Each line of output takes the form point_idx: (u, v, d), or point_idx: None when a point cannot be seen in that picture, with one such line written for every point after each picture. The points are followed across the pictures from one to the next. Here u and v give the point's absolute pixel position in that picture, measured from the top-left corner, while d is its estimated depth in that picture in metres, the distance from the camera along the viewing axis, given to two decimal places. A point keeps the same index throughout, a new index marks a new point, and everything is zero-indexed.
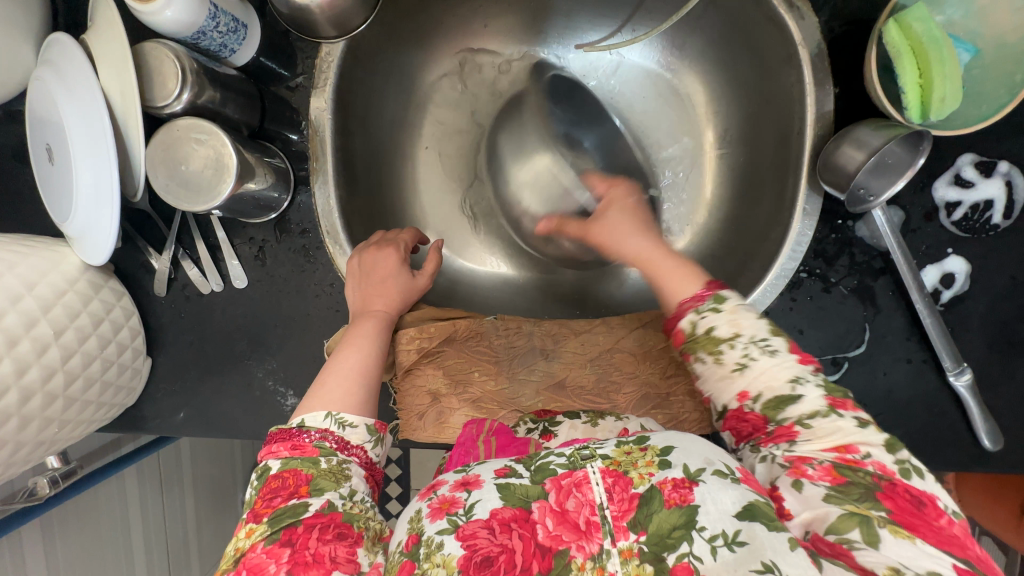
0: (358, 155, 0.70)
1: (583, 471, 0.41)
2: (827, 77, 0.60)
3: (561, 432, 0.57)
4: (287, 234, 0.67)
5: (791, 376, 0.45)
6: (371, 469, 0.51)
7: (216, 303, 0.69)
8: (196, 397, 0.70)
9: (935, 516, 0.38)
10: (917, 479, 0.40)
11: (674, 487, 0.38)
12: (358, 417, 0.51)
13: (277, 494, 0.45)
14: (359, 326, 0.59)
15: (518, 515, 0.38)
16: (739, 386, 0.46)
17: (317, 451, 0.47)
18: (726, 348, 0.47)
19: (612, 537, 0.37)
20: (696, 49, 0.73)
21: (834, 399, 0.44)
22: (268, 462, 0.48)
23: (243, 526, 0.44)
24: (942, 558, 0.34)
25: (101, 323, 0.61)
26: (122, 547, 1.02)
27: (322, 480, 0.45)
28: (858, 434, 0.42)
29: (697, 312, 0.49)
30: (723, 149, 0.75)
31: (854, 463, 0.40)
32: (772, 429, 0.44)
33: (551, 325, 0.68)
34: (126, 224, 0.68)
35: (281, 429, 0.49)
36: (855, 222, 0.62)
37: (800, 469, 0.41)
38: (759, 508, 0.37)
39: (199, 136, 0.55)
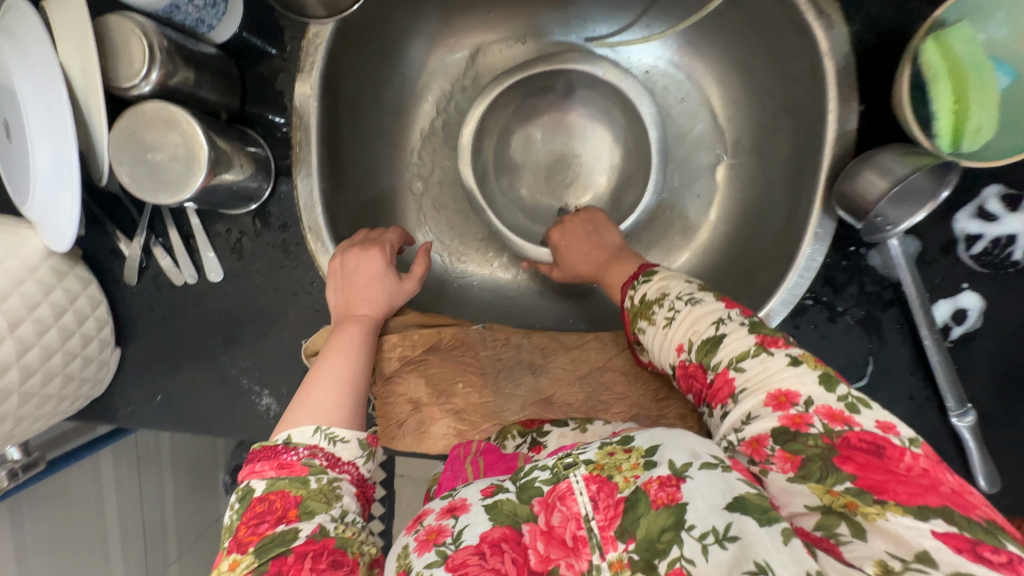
0: (346, 145, 0.66)
1: (566, 482, 0.38)
2: (852, 93, 0.56)
3: (550, 441, 0.55)
4: (267, 228, 0.63)
5: (713, 320, 0.49)
6: (364, 486, 0.48)
7: (190, 295, 0.65)
8: (166, 392, 0.67)
9: (898, 459, 0.37)
10: (863, 411, 0.41)
11: (661, 485, 0.35)
12: (350, 432, 0.48)
13: (264, 521, 0.41)
14: (351, 327, 0.56)
15: (507, 535, 0.36)
16: (673, 341, 0.51)
17: (306, 469, 0.44)
18: (656, 310, 0.54)
19: (602, 550, 0.34)
20: (714, 47, 0.68)
21: (763, 338, 0.47)
22: (251, 483, 0.44)
23: (227, 558, 0.40)
24: (920, 528, 0.33)
25: (63, 314, 0.57)
26: (95, 527, 1.01)
27: (312, 502, 0.42)
28: (791, 374, 0.44)
29: (634, 289, 0.57)
30: (734, 157, 0.70)
31: (802, 425, 0.41)
32: (711, 377, 0.48)
33: (541, 338, 0.66)
34: (95, 206, 0.64)
35: (264, 447, 0.46)
36: (868, 249, 0.58)
37: (759, 446, 0.41)
38: (750, 500, 0.34)
39: (170, 123, 0.51)
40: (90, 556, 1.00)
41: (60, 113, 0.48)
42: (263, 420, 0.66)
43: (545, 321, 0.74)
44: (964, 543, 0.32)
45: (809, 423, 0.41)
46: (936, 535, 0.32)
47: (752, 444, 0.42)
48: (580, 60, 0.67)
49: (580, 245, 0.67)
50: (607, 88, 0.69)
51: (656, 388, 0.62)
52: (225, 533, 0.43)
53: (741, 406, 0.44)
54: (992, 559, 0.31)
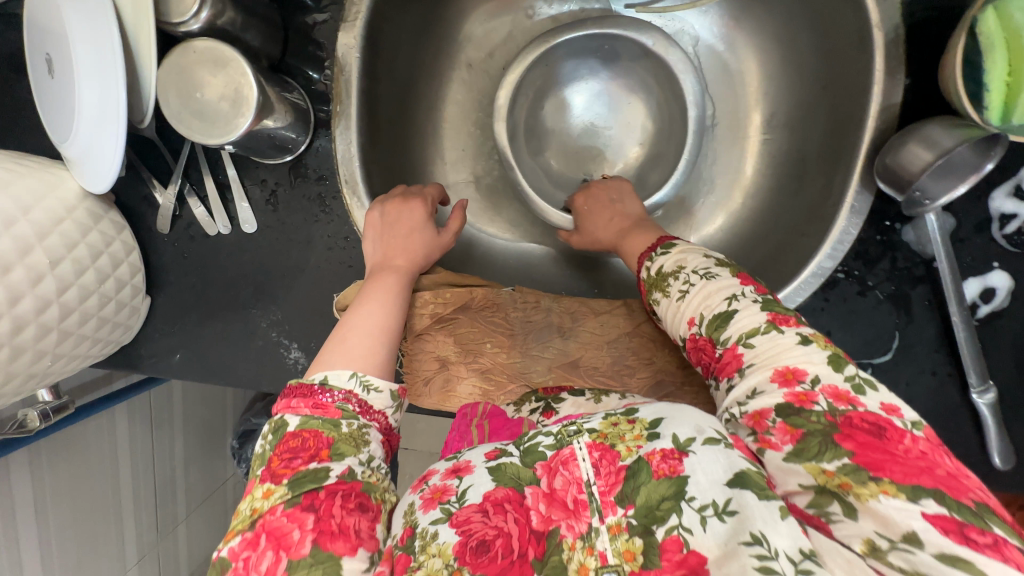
0: (384, 102, 0.66)
1: (569, 449, 0.38)
2: (898, 66, 0.56)
3: (563, 408, 0.55)
4: (302, 179, 0.63)
5: (727, 295, 0.49)
6: (389, 436, 0.49)
7: (222, 246, 0.65)
8: (195, 342, 0.67)
9: (898, 441, 0.37)
10: (869, 393, 0.41)
11: (663, 458, 0.36)
12: (384, 382, 0.49)
13: (297, 456, 0.42)
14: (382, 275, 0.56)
15: (510, 496, 0.37)
16: (685, 313, 0.52)
17: (339, 413, 0.45)
18: (671, 282, 0.54)
19: (601, 513, 0.35)
20: (757, 21, 0.68)
21: (774, 316, 0.47)
22: (286, 418, 0.45)
23: (261, 486, 0.41)
24: (909, 509, 0.33)
25: (99, 257, 0.57)
26: (111, 480, 1.02)
27: (343, 445, 0.43)
28: (800, 352, 0.44)
29: (651, 260, 0.57)
30: (768, 133, 0.70)
31: (806, 402, 0.41)
32: (719, 351, 0.48)
33: (571, 303, 0.66)
34: (130, 152, 0.64)
35: (302, 384, 0.47)
36: (903, 225, 0.59)
37: (759, 420, 0.42)
38: (750, 476, 0.35)
39: (215, 63, 0.50)
40: (104, 507, 1.01)
41: (109, 52, 0.47)
42: (291, 372, 0.66)
43: (570, 288, 0.74)
44: (953, 525, 0.32)
45: (814, 401, 0.41)
46: (924, 516, 0.32)
47: (753, 417, 0.42)
48: (629, 25, 0.67)
49: (602, 211, 0.67)
50: (648, 60, 0.69)
51: (681, 356, 0.63)
52: (257, 460, 0.44)
53: (747, 380, 0.45)
54: (979, 541, 0.31)
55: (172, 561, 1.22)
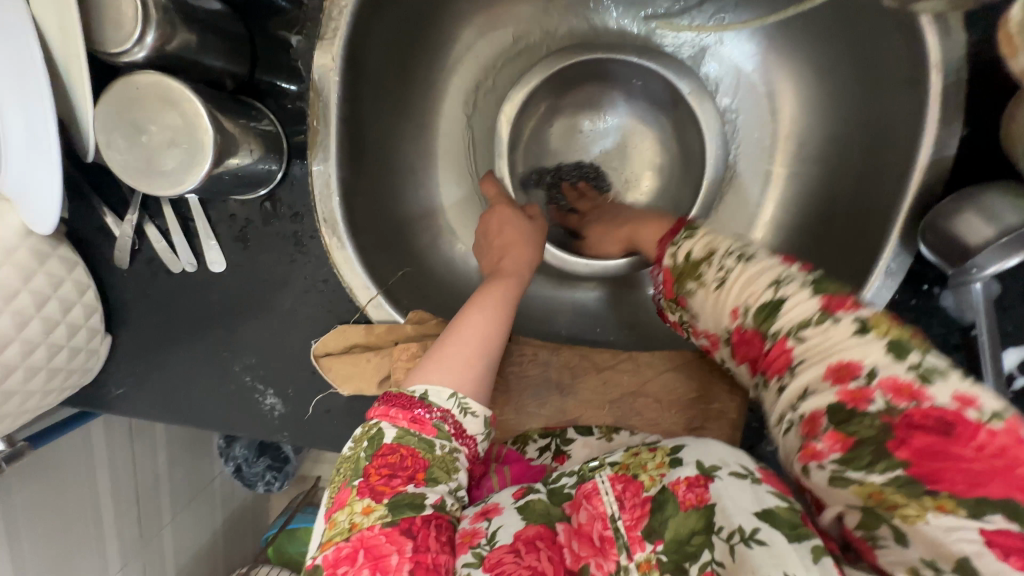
0: (369, 125, 0.59)
1: (591, 483, 0.40)
2: (956, 114, 0.48)
3: (575, 453, 0.54)
4: (277, 217, 0.57)
5: (771, 280, 0.42)
6: (473, 464, 0.45)
7: (188, 283, 0.59)
8: (157, 386, 0.61)
9: (971, 436, 0.31)
10: (938, 381, 0.34)
11: (689, 486, 0.37)
12: (480, 406, 0.45)
13: (396, 474, 0.40)
14: (492, 288, 0.53)
15: (542, 533, 0.37)
16: (725, 308, 0.44)
17: (436, 432, 0.42)
18: (705, 270, 0.46)
19: (628, 550, 0.36)
20: (794, 42, 0.60)
21: (829, 301, 0.39)
22: (382, 426, 0.43)
23: (360, 500, 0.39)
24: (964, 529, 0.29)
25: (46, 303, 0.52)
26: (89, 500, 0.95)
27: (436, 469, 0.42)
28: (855, 343, 0.36)
29: (674, 246, 0.49)
30: (796, 166, 0.63)
31: (860, 401, 0.34)
32: (768, 346, 0.40)
33: (570, 354, 0.61)
34: (81, 178, 0.58)
35: (400, 393, 0.44)
36: (941, 290, 0.54)
37: (815, 423, 0.35)
38: (782, 514, 0.33)
39: (164, 103, 0.44)
40: (83, 519, 0.95)
41: (31, 72, 0.40)
42: (267, 422, 0.59)
43: (570, 327, 0.68)
44: (1019, 543, 0.28)
45: (868, 399, 0.34)
46: (983, 535, 0.29)
47: (808, 423, 0.36)
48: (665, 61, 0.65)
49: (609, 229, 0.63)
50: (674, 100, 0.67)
51: (689, 417, 0.57)
52: (346, 469, 0.42)
53: (797, 380, 0.38)
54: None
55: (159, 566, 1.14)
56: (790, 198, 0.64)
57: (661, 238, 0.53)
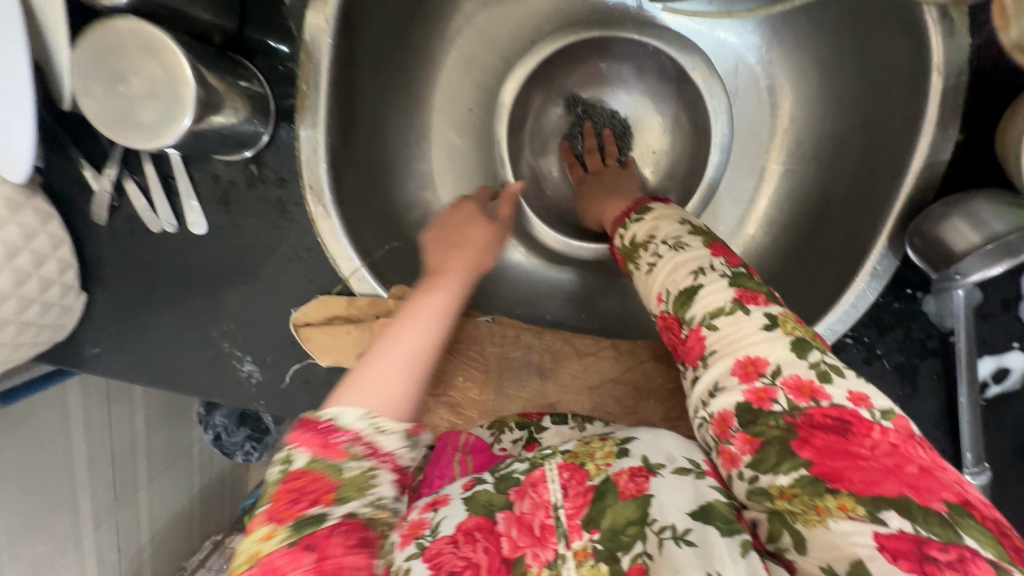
0: (361, 92, 0.57)
1: (540, 471, 0.38)
2: (953, 119, 0.49)
3: (546, 439, 0.52)
4: (261, 180, 0.56)
5: (693, 269, 0.44)
6: (405, 477, 0.39)
7: (168, 244, 0.58)
8: (131, 347, 0.60)
9: (864, 437, 0.33)
10: (835, 381, 0.37)
11: (630, 477, 0.35)
12: (397, 422, 0.38)
13: (299, 500, 0.34)
14: (428, 297, 0.45)
15: (481, 524, 0.35)
16: (653, 290, 0.47)
17: (344, 455, 0.36)
18: (642, 254, 0.49)
19: (567, 540, 0.34)
20: (801, 35, 0.59)
21: (742, 294, 0.41)
22: (294, 453, 0.36)
23: (259, 526, 0.34)
24: (860, 533, 0.29)
25: (18, 255, 0.50)
26: (61, 460, 0.94)
27: (348, 490, 0.35)
28: (762, 339, 0.39)
29: (624, 228, 0.53)
30: (791, 163, 0.63)
31: (766, 401, 0.37)
32: (685, 332, 0.43)
33: (553, 339, 0.61)
34: (59, 128, 0.56)
35: (308, 416, 0.38)
36: (924, 294, 0.54)
37: (725, 421, 0.38)
38: (717, 509, 0.33)
39: (144, 52, 0.43)
40: (54, 480, 0.93)
41: (4, 8, 0.39)
42: (243, 389, 0.59)
43: (556, 314, 0.68)
44: (909, 544, 0.28)
45: (773, 399, 0.37)
46: (876, 539, 0.29)
47: (719, 423, 0.38)
48: None
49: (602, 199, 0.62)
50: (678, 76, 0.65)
51: (667, 408, 0.57)
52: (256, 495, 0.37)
53: (709, 371, 0.40)
54: (940, 561, 0.27)
55: (132, 531, 1.13)
56: (782, 194, 0.64)
57: (617, 217, 0.56)
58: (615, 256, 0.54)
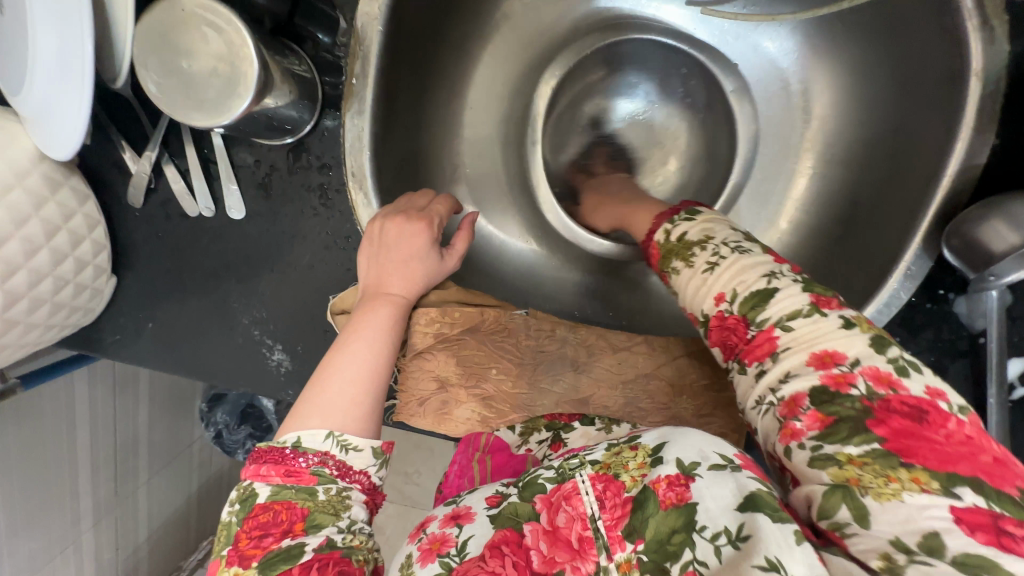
0: (404, 83, 0.57)
1: (571, 483, 0.38)
2: (989, 124, 0.50)
3: (573, 441, 0.53)
4: (302, 166, 0.55)
5: (763, 271, 0.42)
6: (372, 494, 0.43)
7: (202, 229, 0.57)
8: (161, 332, 0.59)
9: (940, 425, 0.33)
10: (913, 375, 0.35)
11: (669, 486, 0.34)
12: (364, 439, 0.42)
13: (268, 533, 0.37)
14: (361, 315, 0.47)
15: (508, 538, 0.36)
16: (712, 289, 0.44)
17: (315, 479, 0.39)
18: (696, 253, 0.46)
19: (608, 551, 0.34)
20: (835, 40, 0.60)
21: (818, 298, 0.39)
22: (255, 485, 0.39)
23: (227, 570, 0.36)
24: (938, 506, 0.29)
25: (55, 234, 0.49)
26: (66, 452, 0.92)
27: (319, 515, 0.38)
28: (842, 335, 0.37)
29: (670, 224, 0.51)
30: (822, 168, 0.64)
31: (843, 385, 0.35)
32: (752, 333, 0.41)
33: (587, 334, 0.61)
34: (99, 108, 0.55)
35: (270, 447, 0.40)
36: (956, 296, 0.55)
37: (796, 403, 0.36)
38: (762, 498, 0.31)
39: (209, 26, 0.43)
40: (59, 472, 0.91)
41: None
42: (273, 378, 0.58)
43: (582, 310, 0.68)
44: (985, 518, 0.28)
45: (851, 384, 0.35)
46: (952, 512, 0.29)
47: (787, 405, 0.37)
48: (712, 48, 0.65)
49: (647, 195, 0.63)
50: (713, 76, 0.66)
51: (698, 403, 0.59)
52: (220, 538, 0.39)
53: (780, 364, 0.38)
54: (1015, 536, 0.28)
55: (131, 529, 1.11)
56: (814, 199, 0.65)
57: (658, 214, 0.54)
58: (650, 249, 0.53)
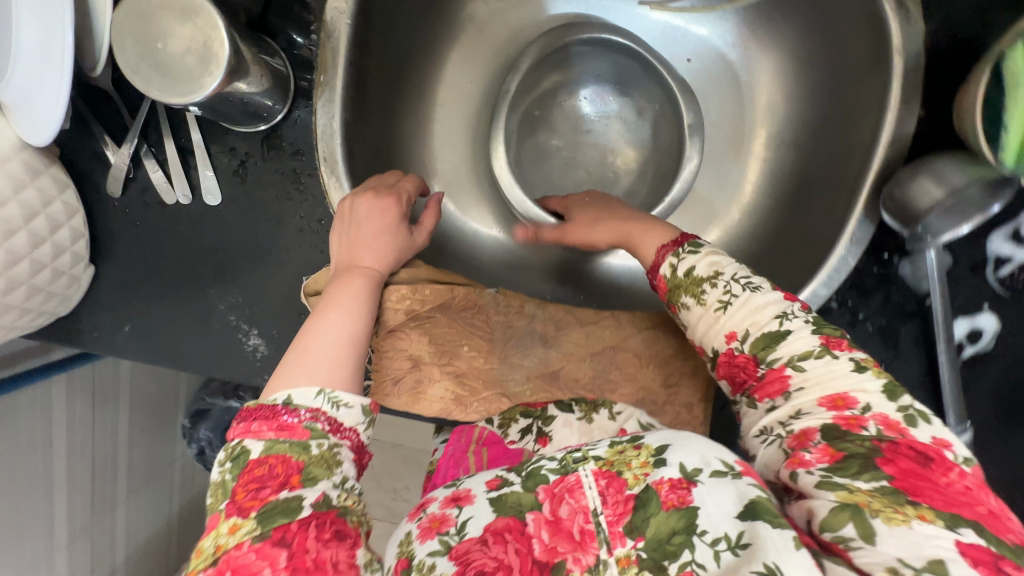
0: (373, 76, 0.61)
1: (575, 476, 0.40)
2: (914, 95, 0.54)
3: (556, 434, 0.56)
4: (277, 153, 0.58)
5: (777, 313, 0.44)
6: (361, 455, 0.44)
7: (180, 217, 0.59)
8: (138, 320, 0.60)
9: (943, 473, 0.35)
10: (922, 425, 0.38)
11: (672, 488, 0.37)
12: (354, 396, 0.44)
13: (265, 486, 0.39)
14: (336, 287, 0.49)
15: (511, 526, 0.38)
16: (725, 327, 0.46)
17: (307, 434, 0.41)
18: (707, 288, 0.47)
19: (609, 545, 0.36)
20: (776, 31, 0.65)
21: (829, 339, 0.42)
22: (246, 443, 0.41)
23: (225, 521, 0.38)
24: (943, 538, 0.31)
25: (34, 218, 0.51)
26: (41, 465, 0.90)
27: (314, 469, 0.40)
28: (853, 379, 0.40)
29: (676, 256, 0.50)
30: (773, 151, 0.68)
31: (855, 426, 0.38)
32: (763, 371, 0.43)
33: (556, 309, 0.63)
34: (81, 103, 0.58)
35: (260, 405, 0.42)
36: (901, 259, 0.58)
37: (805, 437, 0.39)
38: (762, 505, 0.34)
39: (183, 14, 0.47)
40: (34, 486, 0.89)
41: None
42: (248, 362, 0.59)
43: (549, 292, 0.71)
44: (987, 556, 0.30)
45: (863, 425, 0.38)
46: (958, 546, 0.30)
47: (796, 437, 0.39)
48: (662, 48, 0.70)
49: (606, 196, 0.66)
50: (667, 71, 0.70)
51: (665, 373, 0.61)
52: (217, 493, 0.40)
53: (793, 404, 0.41)
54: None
55: (107, 550, 1.08)
56: (767, 181, 0.68)
57: (660, 243, 0.53)
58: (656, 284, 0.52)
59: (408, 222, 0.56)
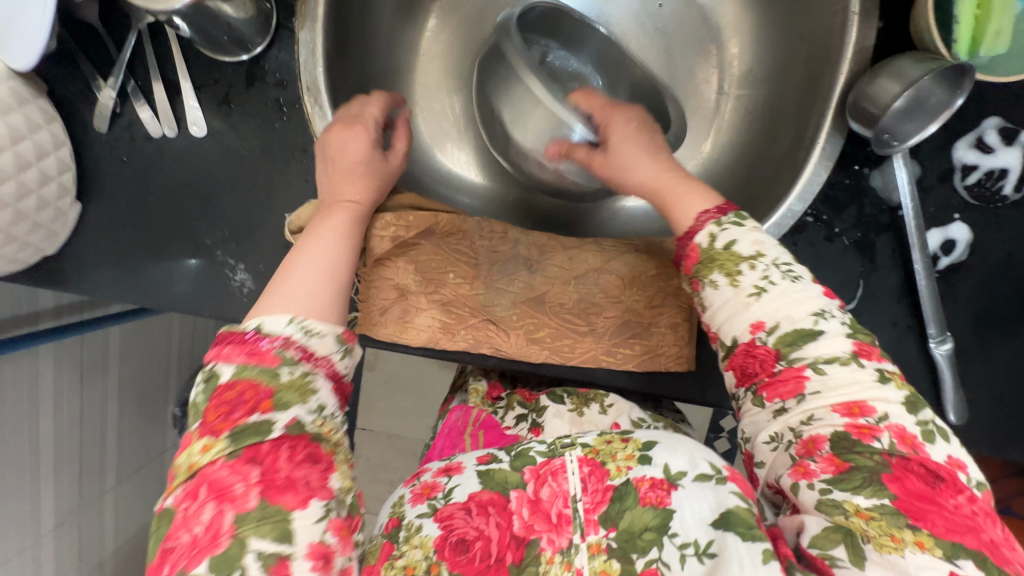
0: (354, 12, 0.63)
1: (560, 459, 0.44)
2: (871, 8, 0.56)
3: (548, 424, 0.60)
4: (261, 82, 0.60)
5: (815, 311, 0.43)
6: (339, 383, 0.43)
7: (166, 151, 0.60)
8: (124, 257, 0.60)
9: (951, 495, 0.36)
10: (938, 442, 0.39)
11: (652, 487, 0.41)
12: (326, 325, 0.43)
13: (236, 409, 0.38)
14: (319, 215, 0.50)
15: (495, 500, 0.43)
16: (755, 314, 0.44)
17: (277, 361, 0.40)
18: (744, 270, 0.45)
19: (582, 531, 0.40)
20: None
21: (861, 348, 0.41)
22: (217, 367, 0.40)
23: (198, 440, 0.38)
24: (937, 569, 0.33)
25: (20, 142, 0.52)
26: (27, 443, 0.87)
27: (285, 394, 0.39)
28: (879, 392, 0.40)
29: (718, 226, 0.48)
30: (744, 86, 0.71)
31: (868, 436, 0.38)
32: (780, 367, 0.42)
33: (539, 236, 0.63)
34: (69, 40, 0.59)
35: (233, 331, 0.41)
36: (871, 170, 0.60)
37: (816, 442, 0.39)
38: (737, 515, 0.38)
39: None
40: (19, 463, 0.87)
41: None
42: (235, 296, 0.60)
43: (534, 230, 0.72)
44: None
45: (875, 437, 0.38)
46: None
47: (807, 443, 0.40)
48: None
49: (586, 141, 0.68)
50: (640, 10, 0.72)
51: (649, 295, 0.61)
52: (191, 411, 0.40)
53: (804, 407, 0.41)
54: None
55: (95, 536, 1.05)
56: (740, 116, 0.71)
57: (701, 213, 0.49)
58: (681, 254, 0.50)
59: (383, 149, 0.58)
